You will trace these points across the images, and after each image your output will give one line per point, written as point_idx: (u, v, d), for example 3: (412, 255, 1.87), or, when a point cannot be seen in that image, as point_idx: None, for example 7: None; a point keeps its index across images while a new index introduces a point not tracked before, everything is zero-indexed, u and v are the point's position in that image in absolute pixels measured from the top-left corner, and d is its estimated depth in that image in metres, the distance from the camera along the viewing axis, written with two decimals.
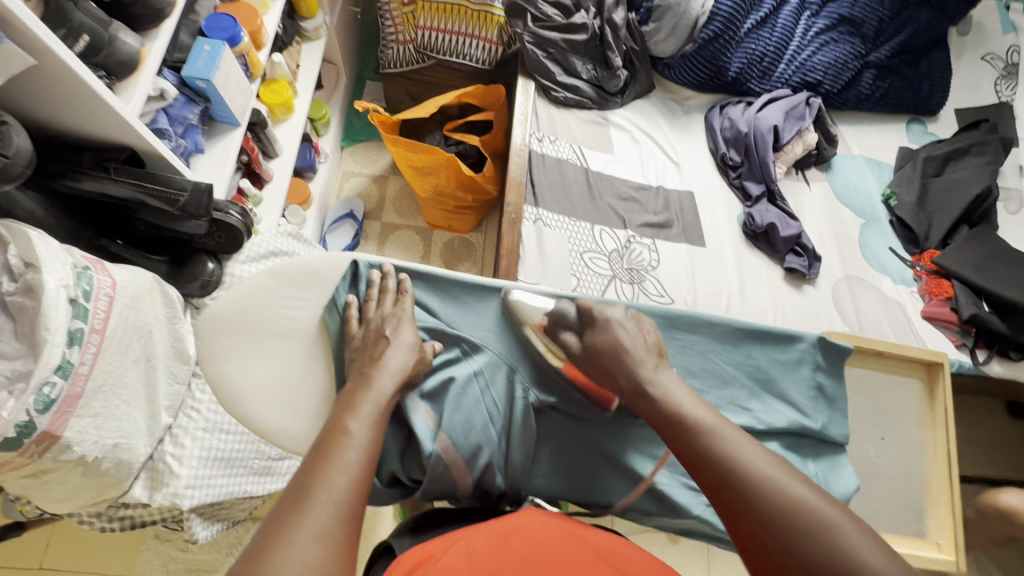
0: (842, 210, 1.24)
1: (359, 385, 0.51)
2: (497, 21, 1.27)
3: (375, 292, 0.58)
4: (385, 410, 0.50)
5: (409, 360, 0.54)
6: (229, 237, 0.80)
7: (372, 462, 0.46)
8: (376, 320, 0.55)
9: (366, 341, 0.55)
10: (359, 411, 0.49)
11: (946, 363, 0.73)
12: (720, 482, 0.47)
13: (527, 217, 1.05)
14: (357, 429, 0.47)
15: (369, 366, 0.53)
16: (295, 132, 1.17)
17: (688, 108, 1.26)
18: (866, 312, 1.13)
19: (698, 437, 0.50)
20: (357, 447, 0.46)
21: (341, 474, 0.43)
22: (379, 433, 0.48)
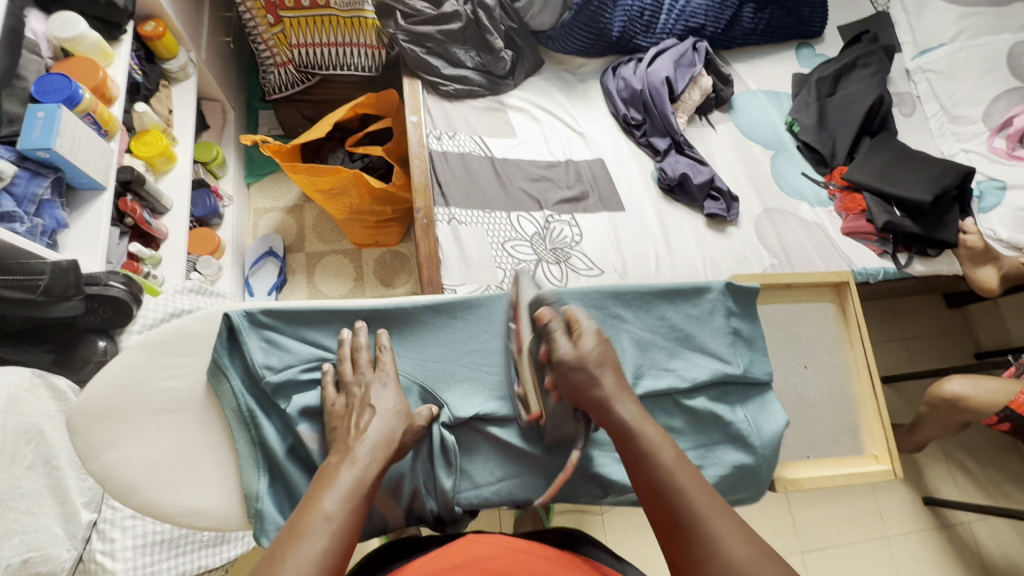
0: (750, 146, 1.26)
1: (341, 460, 0.47)
2: (371, 25, 1.22)
3: (347, 354, 0.54)
4: (361, 485, 0.45)
5: (393, 425, 0.50)
6: (114, 310, 0.74)
7: (345, 543, 0.41)
8: (358, 388, 0.52)
9: (347, 409, 0.51)
10: (332, 483, 0.45)
11: (852, 281, 0.74)
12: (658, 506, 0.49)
13: (440, 218, 1.02)
14: (330, 505, 0.43)
15: (346, 435, 0.49)
16: (182, 183, 1.11)
17: (583, 76, 1.25)
18: (789, 240, 1.15)
19: (669, 500, 0.49)
20: (326, 526, 0.41)
21: (299, 560, 0.38)
22: (357, 509, 0.44)
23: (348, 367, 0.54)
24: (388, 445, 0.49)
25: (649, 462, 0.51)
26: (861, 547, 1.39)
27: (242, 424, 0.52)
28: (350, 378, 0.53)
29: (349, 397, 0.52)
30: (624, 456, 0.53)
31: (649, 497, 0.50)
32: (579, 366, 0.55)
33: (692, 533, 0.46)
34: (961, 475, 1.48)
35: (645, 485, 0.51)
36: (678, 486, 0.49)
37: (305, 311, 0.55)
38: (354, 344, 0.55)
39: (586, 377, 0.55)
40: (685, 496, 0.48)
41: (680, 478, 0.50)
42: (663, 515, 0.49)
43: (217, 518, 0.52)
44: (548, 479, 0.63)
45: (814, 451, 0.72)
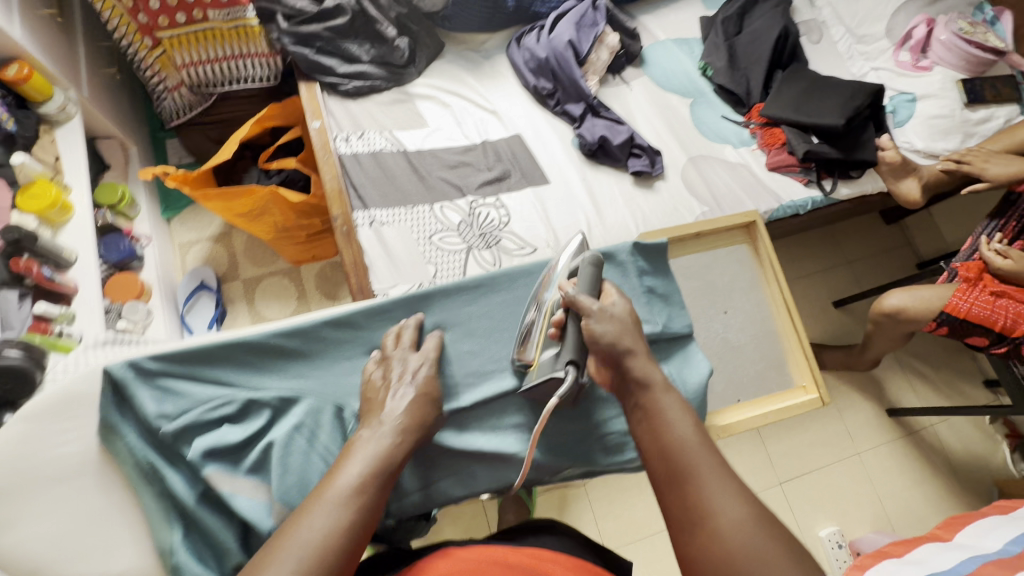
0: (667, 98, 1.25)
1: (364, 431, 0.51)
2: (258, 32, 1.14)
3: (389, 338, 0.59)
4: (388, 460, 0.48)
5: (419, 407, 0.53)
6: (19, 380, 0.71)
7: (363, 509, 0.45)
8: (395, 366, 0.56)
9: (382, 381, 0.54)
10: (360, 452, 0.48)
11: (759, 219, 0.76)
12: (666, 466, 0.50)
13: (361, 222, 0.99)
14: (351, 471, 0.47)
15: (377, 406, 0.52)
16: (86, 229, 1.04)
17: (487, 53, 1.21)
18: (716, 184, 1.15)
19: (672, 457, 0.50)
20: (350, 498, 0.45)
21: (320, 527, 0.42)
22: (377, 479, 0.47)
23: (391, 341, 0.58)
24: (417, 422, 0.52)
25: (656, 424, 0.53)
26: (835, 467, 1.44)
27: (143, 477, 0.51)
28: (390, 353, 0.56)
29: (386, 370, 0.55)
30: (635, 412, 0.55)
31: (654, 452, 0.52)
32: (602, 312, 0.58)
33: (689, 492, 0.48)
34: (919, 382, 1.54)
35: (650, 442, 0.52)
36: (685, 447, 0.50)
37: (195, 350, 0.53)
38: (399, 333, 0.59)
39: (615, 327, 0.58)
40: (688, 456, 0.50)
41: (689, 440, 0.51)
42: (664, 470, 0.50)
43: None
44: (488, 475, 0.61)
45: (745, 393, 0.73)
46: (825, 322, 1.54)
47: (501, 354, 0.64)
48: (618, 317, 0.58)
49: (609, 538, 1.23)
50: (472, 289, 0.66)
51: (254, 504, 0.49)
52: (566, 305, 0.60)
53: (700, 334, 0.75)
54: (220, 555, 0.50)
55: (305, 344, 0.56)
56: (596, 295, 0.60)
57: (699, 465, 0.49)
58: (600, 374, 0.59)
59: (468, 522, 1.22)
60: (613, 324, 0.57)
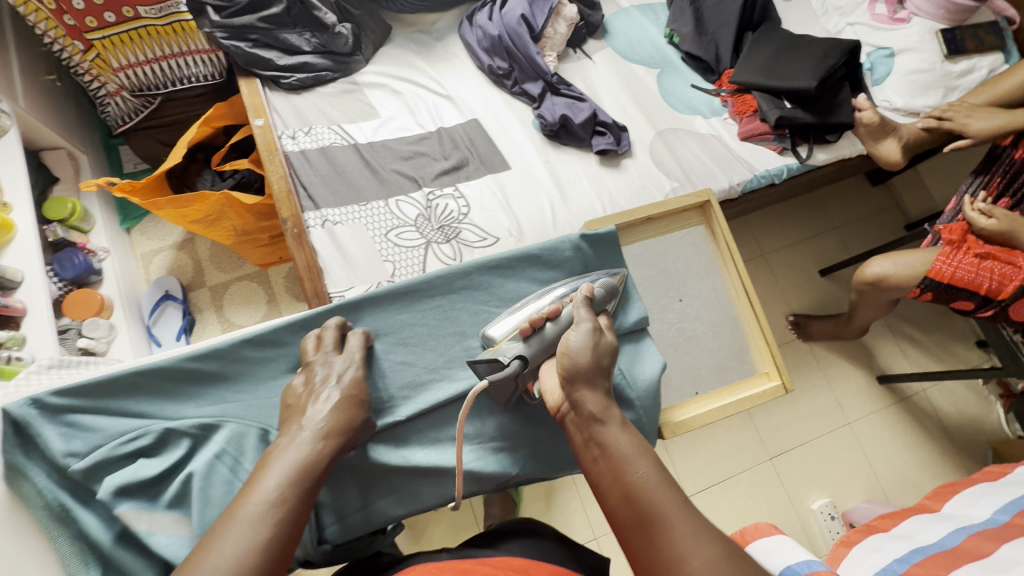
0: (632, 69, 1.19)
1: (283, 440, 0.48)
2: (194, 27, 1.08)
3: (310, 344, 0.55)
4: (309, 467, 0.46)
5: (345, 409, 0.50)
6: None
7: (283, 524, 0.42)
8: (318, 370, 0.53)
9: (305, 389, 0.52)
10: (277, 463, 0.45)
11: (713, 198, 0.73)
12: (631, 514, 0.46)
13: (312, 224, 0.94)
14: (268, 485, 0.44)
15: (298, 412, 0.50)
16: (30, 250, 1.01)
17: (439, 33, 1.15)
18: (685, 158, 1.10)
19: (635, 500, 0.46)
20: (268, 512, 0.42)
21: (233, 549, 0.39)
22: (298, 489, 0.44)
23: (312, 346, 0.55)
24: (342, 424, 0.49)
25: (616, 462, 0.49)
26: (827, 439, 1.41)
27: (55, 522, 0.47)
28: (312, 358, 0.54)
29: (309, 376, 0.53)
30: (592, 458, 0.51)
31: (617, 496, 0.47)
32: (579, 341, 0.56)
33: (659, 537, 0.44)
34: (910, 346, 1.51)
35: (611, 484, 0.48)
36: (648, 488, 0.47)
37: (103, 381, 0.50)
38: (319, 340, 0.56)
39: (587, 356, 0.55)
40: (651, 497, 0.46)
41: (649, 479, 0.47)
42: (629, 516, 0.46)
43: None
44: (438, 487, 0.59)
45: (702, 384, 0.72)
46: (811, 292, 1.50)
47: (438, 362, 0.62)
48: (594, 351, 0.56)
49: (597, 527, 1.21)
50: (411, 293, 0.63)
51: (175, 541, 0.47)
52: (552, 316, 0.60)
53: (655, 327, 0.74)
54: None
55: (225, 365, 0.54)
56: (587, 319, 0.58)
57: (664, 506, 0.46)
58: (548, 391, 0.57)
59: (455, 520, 1.20)
60: (587, 352, 0.55)
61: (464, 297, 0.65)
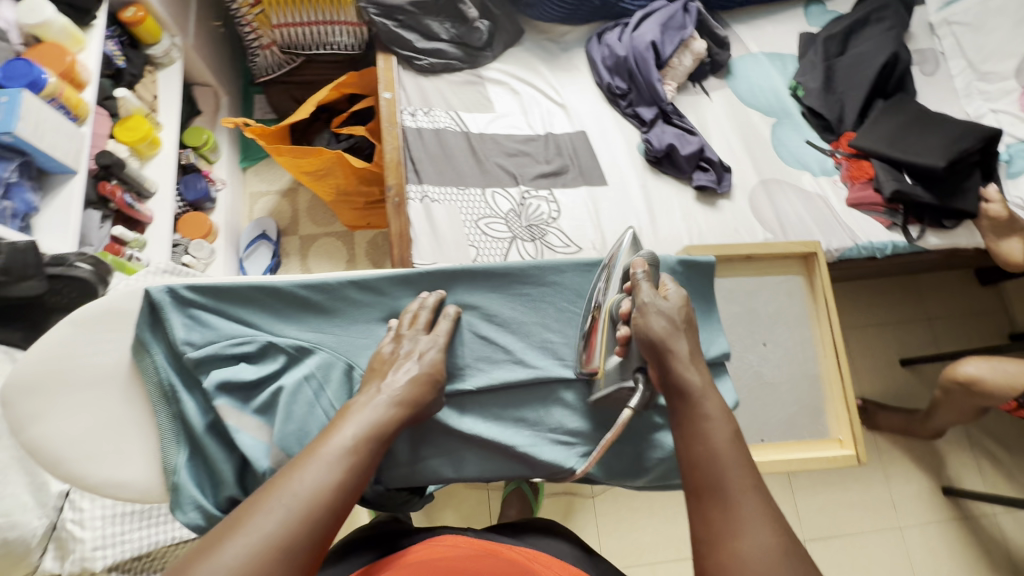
0: (748, 113, 1.18)
1: (362, 397, 0.51)
2: (349, 2, 1.18)
3: (407, 317, 0.59)
4: (383, 427, 0.49)
5: (419, 381, 0.54)
6: (79, 290, 0.75)
7: (352, 472, 0.45)
8: (408, 343, 0.57)
9: (391, 356, 0.55)
10: (356, 416, 0.49)
11: (820, 252, 0.74)
12: (693, 481, 0.47)
13: (412, 196, 1.00)
14: (348, 433, 0.47)
15: (379, 376, 0.54)
16: (167, 167, 1.13)
17: (566, 44, 1.19)
18: (786, 212, 1.07)
19: (703, 471, 0.47)
20: (343, 457, 0.46)
21: (310, 483, 0.43)
22: (371, 443, 0.48)
23: (407, 321, 0.58)
24: (416, 397, 0.53)
25: (690, 430, 0.50)
26: (869, 539, 1.31)
27: (162, 398, 0.53)
28: (404, 331, 0.57)
29: (397, 346, 0.56)
30: (673, 421, 0.52)
31: (686, 464, 0.49)
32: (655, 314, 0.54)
33: (711, 511, 0.45)
34: (988, 465, 1.38)
35: (691, 448, 0.49)
36: (725, 463, 0.47)
37: (230, 287, 0.56)
38: (423, 304, 0.60)
39: (665, 328, 0.54)
40: (720, 474, 0.47)
41: (727, 455, 0.48)
42: (696, 482, 0.47)
43: (140, 490, 0.53)
44: (490, 462, 0.61)
45: (768, 434, 0.72)
46: (886, 379, 1.41)
47: (512, 347, 0.64)
48: (668, 318, 0.54)
49: (609, 555, 1.19)
50: (500, 278, 0.65)
51: (256, 443, 0.52)
52: (623, 313, 0.58)
53: (733, 364, 0.75)
54: (217, 486, 0.53)
55: (329, 299, 0.58)
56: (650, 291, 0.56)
57: (735, 486, 0.46)
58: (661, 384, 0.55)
59: (470, 509, 1.22)
60: (665, 325, 0.54)
61: (549, 293, 0.66)
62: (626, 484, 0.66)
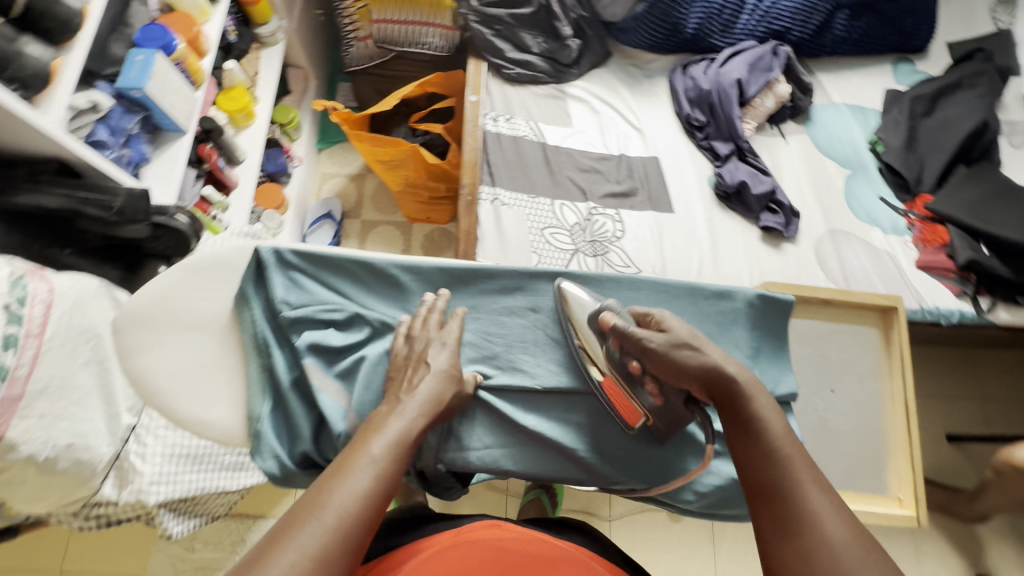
0: (824, 162, 1.17)
1: (390, 408, 0.53)
2: (447, 6, 1.24)
3: (420, 314, 0.59)
4: (408, 440, 0.51)
5: (442, 387, 0.55)
6: (175, 241, 0.81)
7: (383, 485, 0.47)
8: (421, 344, 0.57)
9: (407, 360, 0.57)
10: (383, 431, 0.51)
11: (900, 310, 0.78)
12: (761, 478, 0.51)
13: (484, 197, 1.04)
14: (378, 449, 0.49)
15: (401, 388, 0.55)
16: (257, 139, 1.19)
17: (650, 72, 1.21)
18: (852, 265, 1.06)
19: (771, 469, 0.51)
20: (372, 472, 0.47)
21: (344, 501, 0.45)
22: (399, 457, 0.50)
23: (417, 323, 0.58)
24: (439, 405, 0.54)
25: (755, 429, 0.53)
26: None
27: (255, 349, 0.56)
28: (416, 332, 0.57)
29: (411, 345, 0.58)
30: (729, 421, 0.55)
31: (750, 463, 0.52)
32: (672, 350, 0.56)
33: (781, 506, 0.49)
34: None
35: (748, 449, 0.53)
36: (784, 458, 0.51)
37: (328, 257, 0.59)
38: (432, 305, 0.59)
39: (686, 355, 0.56)
40: (785, 470, 0.50)
41: (789, 453, 0.51)
42: (760, 481, 0.51)
43: (220, 432, 0.56)
44: (551, 464, 0.62)
45: (830, 479, 0.76)
46: (928, 452, 1.35)
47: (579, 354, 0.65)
48: (677, 343, 0.56)
49: None
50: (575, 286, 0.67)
51: (334, 405, 0.56)
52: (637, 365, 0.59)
53: (800, 405, 0.79)
54: (292, 440, 0.56)
55: (416, 282, 0.62)
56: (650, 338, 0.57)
57: (798, 480, 0.50)
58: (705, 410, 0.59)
59: (487, 510, 1.23)
60: (690, 356, 0.56)
61: None
62: (676, 507, 0.65)
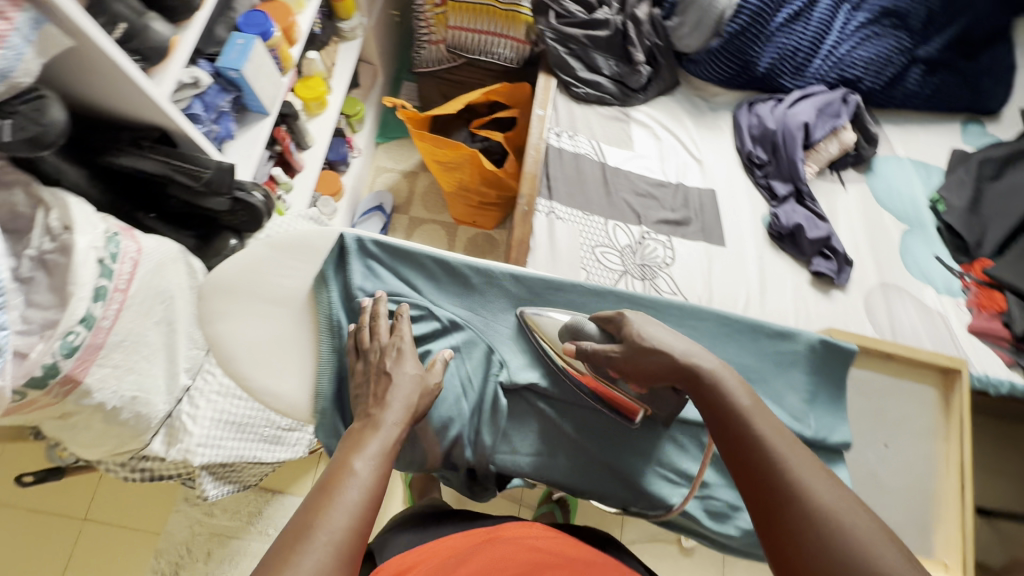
0: (882, 215, 1.16)
1: (367, 424, 0.52)
2: (523, 21, 1.28)
3: (365, 322, 0.59)
4: (391, 454, 0.50)
5: (412, 399, 0.54)
6: (250, 216, 0.85)
7: (375, 501, 0.46)
8: (375, 354, 0.57)
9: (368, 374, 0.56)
10: (365, 449, 0.49)
11: (964, 373, 0.79)
12: (748, 459, 0.47)
13: (540, 209, 1.06)
14: (361, 467, 0.47)
15: (376, 409, 0.53)
16: (327, 127, 1.24)
17: (715, 105, 1.22)
18: (902, 321, 1.04)
19: (755, 449, 0.47)
20: (361, 490, 0.46)
21: (340, 522, 0.43)
22: (384, 470, 0.49)
23: (366, 334, 0.58)
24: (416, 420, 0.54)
25: (728, 408, 0.50)
26: None
27: (328, 330, 0.60)
28: (367, 345, 0.57)
29: (365, 359, 0.57)
30: (702, 406, 0.52)
31: (732, 447, 0.49)
32: (636, 365, 0.54)
33: (776, 486, 0.45)
34: None
35: (727, 430, 0.49)
36: (774, 447, 0.47)
37: (405, 251, 0.63)
38: (374, 313, 0.59)
39: (648, 363, 0.54)
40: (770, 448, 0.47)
41: (766, 429, 0.48)
42: (747, 465, 0.47)
43: (287, 404, 0.60)
44: (597, 478, 0.61)
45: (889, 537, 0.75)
46: None
47: None
48: (636, 352, 0.54)
49: None
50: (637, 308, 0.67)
51: None
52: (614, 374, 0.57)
53: (852, 457, 0.79)
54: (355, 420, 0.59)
55: (485, 285, 0.64)
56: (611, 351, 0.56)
57: (792, 467, 0.46)
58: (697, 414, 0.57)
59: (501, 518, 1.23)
60: (654, 366, 0.54)
61: None
62: (717, 541, 0.63)
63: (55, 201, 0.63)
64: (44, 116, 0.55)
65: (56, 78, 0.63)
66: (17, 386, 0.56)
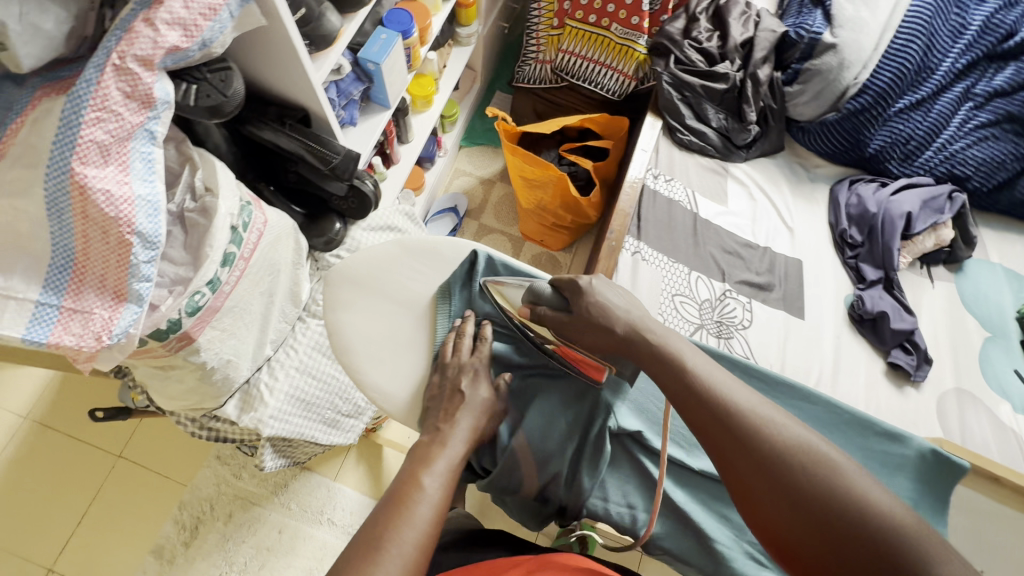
0: (966, 319, 1.12)
1: (434, 441, 0.54)
2: (636, 57, 1.29)
3: (454, 337, 0.63)
4: (455, 475, 0.51)
5: (480, 423, 0.57)
6: (360, 204, 0.85)
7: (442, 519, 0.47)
8: (455, 371, 0.60)
9: (441, 389, 0.60)
10: (433, 467, 0.50)
11: None
12: (706, 415, 0.48)
13: (627, 247, 1.07)
14: (429, 484, 0.48)
15: (445, 431, 0.55)
16: (428, 126, 1.26)
17: (815, 176, 1.22)
18: (974, 433, 1.00)
19: (707, 405, 0.48)
20: (430, 507, 0.47)
21: (412, 536, 0.43)
22: (450, 489, 0.49)
23: (451, 349, 0.62)
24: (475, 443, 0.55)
25: (674, 364, 0.52)
26: None
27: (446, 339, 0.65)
28: (449, 360, 0.61)
29: (445, 374, 0.61)
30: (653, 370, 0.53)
31: (688, 404, 0.49)
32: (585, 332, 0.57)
33: (734, 437, 0.46)
34: None
35: (677, 388, 0.51)
36: (721, 393, 0.49)
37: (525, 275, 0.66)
38: (461, 330, 0.63)
39: (596, 328, 0.56)
40: (720, 396, 0.48)
41: (712, 381, 0.50)
42: (702, 422, 0.48)
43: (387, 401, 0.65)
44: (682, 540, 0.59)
45: None
46: None
47: None
48: (579, 320, 0.57)
49: None
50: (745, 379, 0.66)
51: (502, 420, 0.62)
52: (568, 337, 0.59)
53: None
54: None
55: None
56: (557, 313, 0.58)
57: (742, 407, 0.47)
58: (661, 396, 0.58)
59: None
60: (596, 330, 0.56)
61: None
62: None
63: (203, 162, 0.65)
64: (228, 87, 0.58)
65: (231, 50, 0.67)
66: (143, 335, 0.58)
